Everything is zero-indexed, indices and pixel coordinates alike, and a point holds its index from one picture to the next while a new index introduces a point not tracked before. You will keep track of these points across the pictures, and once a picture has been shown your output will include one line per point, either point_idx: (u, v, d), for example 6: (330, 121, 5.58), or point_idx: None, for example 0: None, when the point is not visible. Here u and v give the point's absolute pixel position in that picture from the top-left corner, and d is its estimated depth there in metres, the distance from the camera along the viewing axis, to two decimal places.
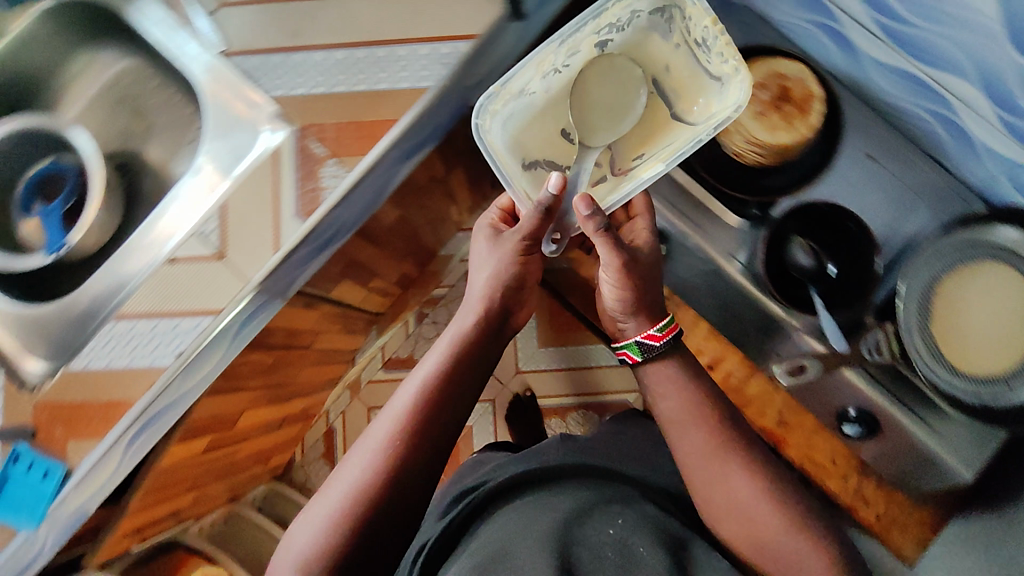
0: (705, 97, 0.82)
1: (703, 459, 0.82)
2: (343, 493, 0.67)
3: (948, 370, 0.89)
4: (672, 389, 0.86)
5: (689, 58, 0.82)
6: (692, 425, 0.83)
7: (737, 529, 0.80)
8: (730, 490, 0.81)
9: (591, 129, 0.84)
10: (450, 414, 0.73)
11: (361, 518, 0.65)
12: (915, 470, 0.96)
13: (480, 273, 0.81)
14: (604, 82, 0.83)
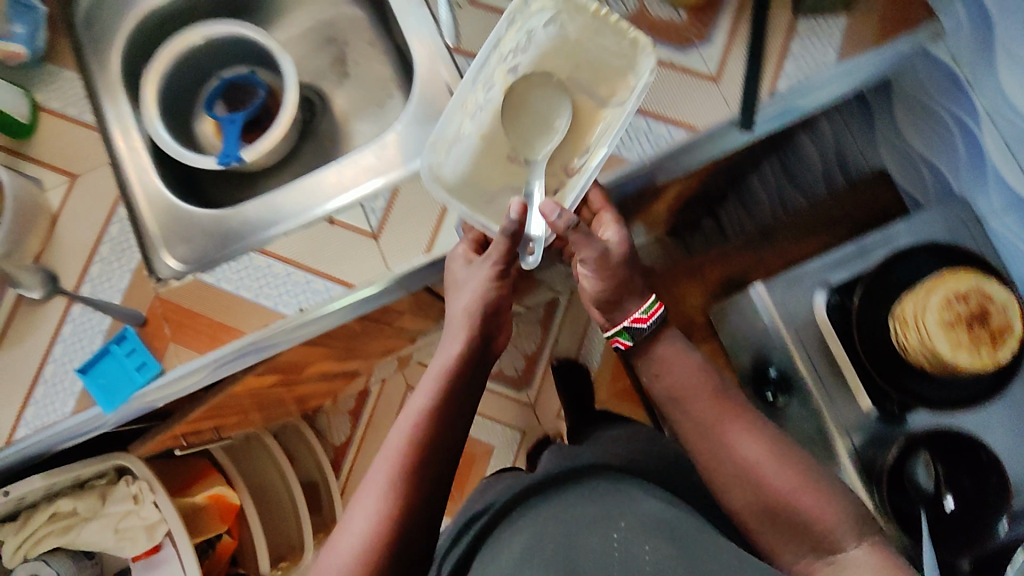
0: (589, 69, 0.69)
1: (694, 393, 0.63)
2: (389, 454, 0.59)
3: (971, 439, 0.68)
4: (671, 367, 0.64)
5: (579, 70, 0.69)
6: (681, 356, 0.65)
7: (737, 461, 0.59)
8: (731, 447, 0.60)
9: (527, 93, 0.70)
10: (463, 396, 0.62)
11: (404, 521, 0.56)
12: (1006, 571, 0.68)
13: (460, 296, 0.63)
14: (537, 91, 0.70)
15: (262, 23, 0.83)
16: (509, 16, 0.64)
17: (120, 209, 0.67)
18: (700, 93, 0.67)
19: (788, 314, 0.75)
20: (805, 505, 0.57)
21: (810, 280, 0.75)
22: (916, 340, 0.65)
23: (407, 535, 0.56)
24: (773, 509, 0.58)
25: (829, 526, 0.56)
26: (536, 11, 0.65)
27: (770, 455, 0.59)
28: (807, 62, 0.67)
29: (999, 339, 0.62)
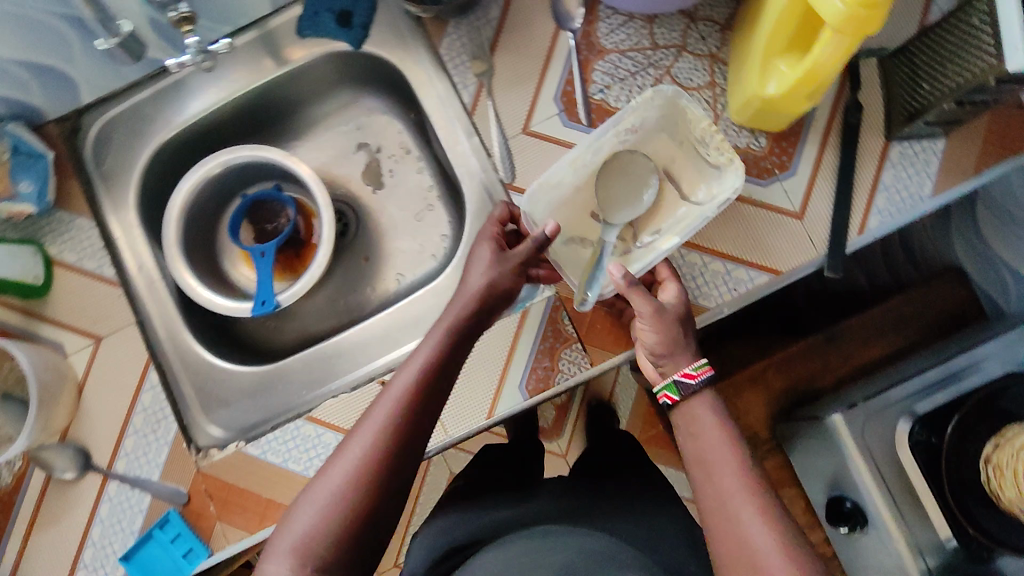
0: (696, 174, 0.63)
1: (724, 464, 0.50)
2: (390, 399, 0.50)
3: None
4: (708, 432, 0.52)
5: (687, 152, 0.63)
6: (717, 424, 0.52)
7: (741, 550, 0.46)
8: (741, 531, 0.47)
9: (620, 178, 0.64)
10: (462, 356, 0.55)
11: (396, 457, 0.48)
12: None
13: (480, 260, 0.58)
14: (627, 171, 0.64)
15: (286, 131, 0.76)
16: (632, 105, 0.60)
17: (152, 375, 0.62)
18: (783, 234, 0.62)
19: (866, 450, 0.70)
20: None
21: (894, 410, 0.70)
22: (1013, 495, 0.62)
23: (389, 486, 0.47)
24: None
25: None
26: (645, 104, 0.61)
27: (782, 552, 0.45)
28: (906, 195, 0.62)
29: None
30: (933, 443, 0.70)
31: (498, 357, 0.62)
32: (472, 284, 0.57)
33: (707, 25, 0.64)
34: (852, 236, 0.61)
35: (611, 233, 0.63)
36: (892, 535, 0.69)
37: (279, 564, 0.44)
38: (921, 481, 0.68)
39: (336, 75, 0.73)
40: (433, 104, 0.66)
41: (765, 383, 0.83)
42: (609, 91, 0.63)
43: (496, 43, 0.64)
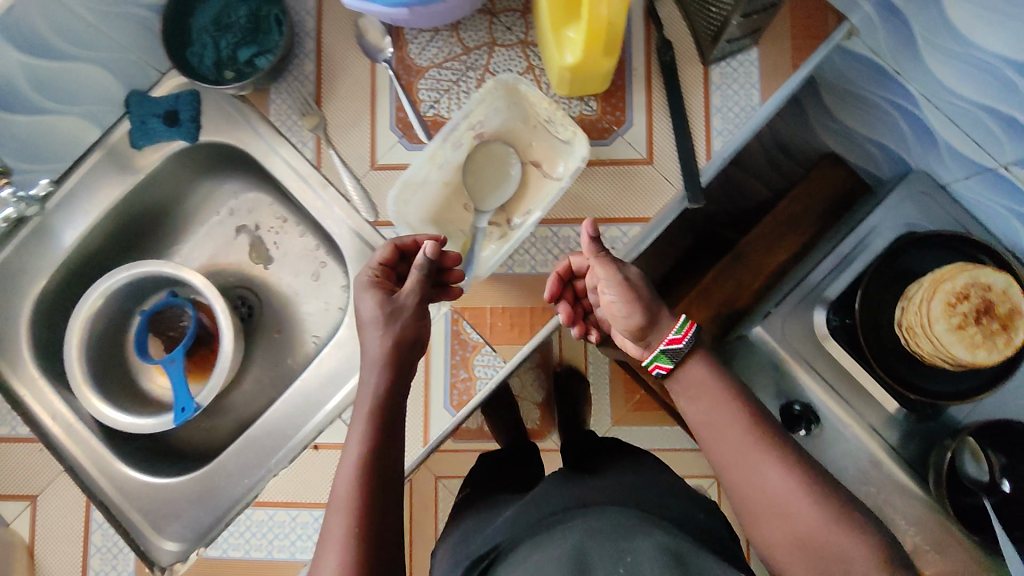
0: (552, 153, 0.64)
1: (730, 418, 0.54)
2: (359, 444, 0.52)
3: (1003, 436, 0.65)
4: (707, 390, 0.55)
5: (540, 133, 0.64)
6: (714, 382, 0.56)
7: (765, 495, 0.50)
8: (761, 480, 0.51)
9: (482, 168, 0.64)
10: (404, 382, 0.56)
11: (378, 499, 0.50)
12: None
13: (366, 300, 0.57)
14: (488, 160, 0.64)
15: (164, 238, 0.77)
16: (477, 98, 0.61)
17: (95, 513, 0.62)
18: (640, 183, 0.64)
19: (797, 353, 0.72)
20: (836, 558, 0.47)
21: (806, 300, 0.72)
22: (929, 347, 0.62)
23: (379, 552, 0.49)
24: (808, 552, 0.48)
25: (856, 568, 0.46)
26: (490, 97, 0.61)
27: (803, 491, 0.49)
28: (738, 108, 0.64)
29: (1010, 325, 0.61)
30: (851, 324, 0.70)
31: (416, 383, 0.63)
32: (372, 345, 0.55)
33: (508, 16, 0.66)
34: (701, 165, 0.64)
35: (484, 222, 0.64)
36: (852, 426, 0.71)
37: None
38: (852, 365, 0.70)
39: (192, 171, 0.74)
40: (285, 170, 0.68)
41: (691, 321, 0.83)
42: (439, 104, 0.66)
43: (318, 95, 0.67)
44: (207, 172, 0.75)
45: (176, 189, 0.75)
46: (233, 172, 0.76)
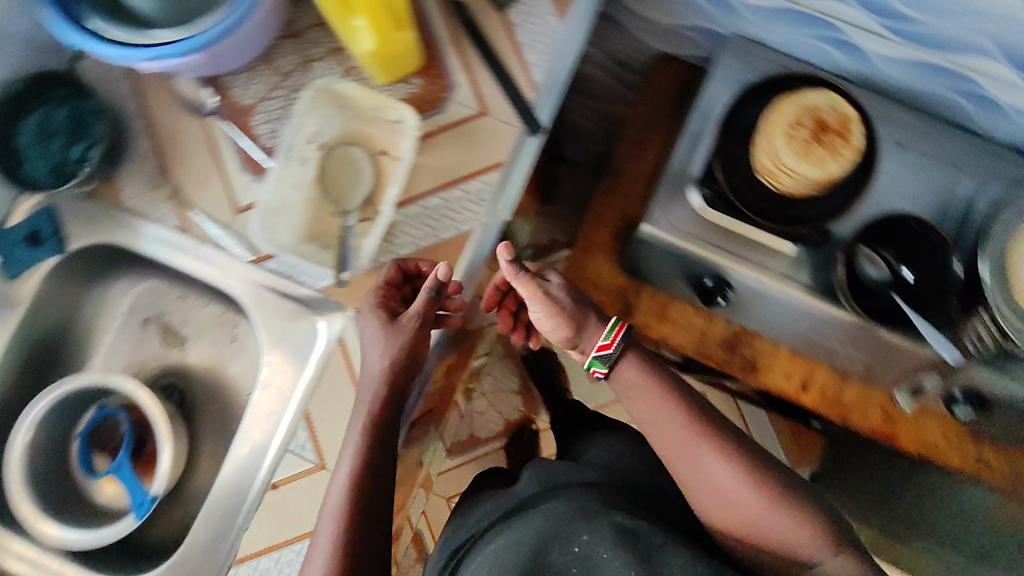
0: (392, 135, 0.66)
1: (667, 414, 0.65)
2: (353, 445, 0.60)
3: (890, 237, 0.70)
4: (644, 389, 0.66)
5: (375, 120, 0.67)
6: (645, 381, 0.66)
7: (711, 487, 0.62)
8: (705, 470, 0.62)
9: (335, 171, 0.67)
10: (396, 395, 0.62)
11: (365, 493, 0.58)
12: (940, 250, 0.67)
13: (369, 326, 0.62)
14: (338, 163, 0.67)
15: (74, 357, 0.78)
16: (303, 108, 0.63)
17: None
18: (483, 132, 0.68)
19: (690, 236, 0.76)
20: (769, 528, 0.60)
21: (679, 183, 0.76)
22: (790, 181, 0.67)
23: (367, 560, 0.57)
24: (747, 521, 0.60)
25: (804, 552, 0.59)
26: (315, 105, 0.64)
27: (744, 480, 0.61)
28: (543, 37, 0.69)
29: (846, 131, 0.65)
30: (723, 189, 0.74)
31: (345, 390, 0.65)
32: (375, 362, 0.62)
33: (312, 30, 0.69)
34: (530, 97, 0.68)
35: (354, 218, 0.66)
36: (762, 280, 0.75)
37: None
38: (739, 225, 0.73)
39: (75, 281, 0.74)
40: (160, 246, 0.70)
41: (597, 249, 0.86)
42: (276, 128, 0.68)
43: (164, 167, 0.69)
44: (92, 278, 0.76)
45: (61, 303, 0.74)
46: (116, 266, 0.76)
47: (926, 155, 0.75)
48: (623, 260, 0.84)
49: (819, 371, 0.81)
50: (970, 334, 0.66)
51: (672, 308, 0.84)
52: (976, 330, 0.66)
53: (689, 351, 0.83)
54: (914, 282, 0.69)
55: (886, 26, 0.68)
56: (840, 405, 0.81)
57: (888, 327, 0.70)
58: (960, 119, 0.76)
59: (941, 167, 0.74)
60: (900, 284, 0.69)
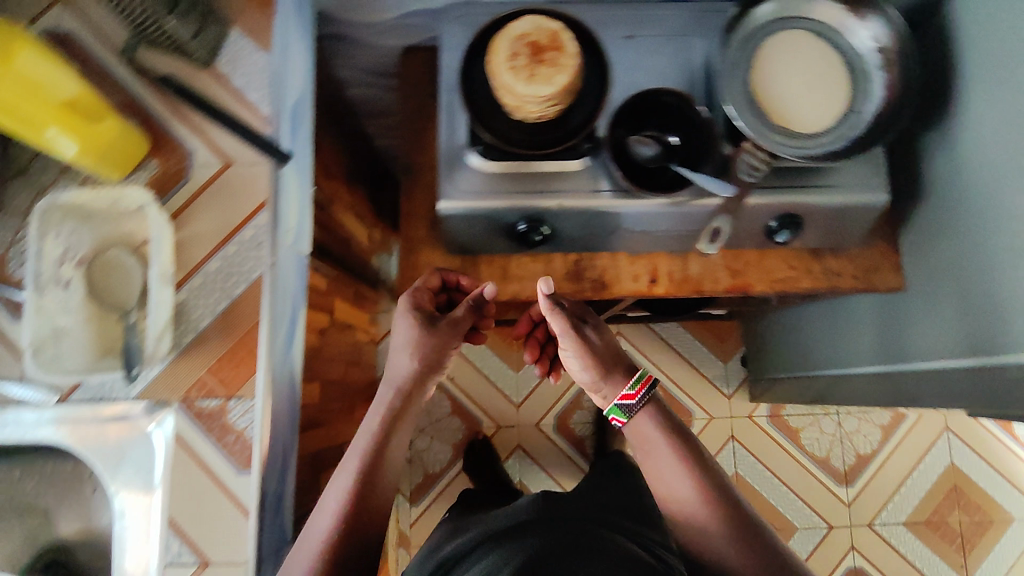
0: (137, 221, 0.76)
1: (674, 475, 0.76)
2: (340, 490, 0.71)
3: (646, 114, 0.75)
4: (653, 439, 0.78)
5: (120, 216, 0.75)
6: (658, 435, 0.78)
7: (670, 490, 0.77)
8: (688, 509, 0.75)
9: (106, 282, 0.76)
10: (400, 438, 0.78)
11: (348, 530, 0.69)
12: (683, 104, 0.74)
13: (402, 358, 0.78)
14: (106, 274, 0.76)
15: None
16: (43, 228, 0.71)
17: None
18: (237, 179, 0.74)
19: (483, 193, 0.77)
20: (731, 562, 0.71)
21: (455, 152, 0.77)
22: (536, 105, 0.70)
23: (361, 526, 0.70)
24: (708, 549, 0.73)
25: None
26: (56, 225, 0.72)
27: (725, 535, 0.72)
28: (257, 77, 0.70)
29: (560, 43, 0.69)
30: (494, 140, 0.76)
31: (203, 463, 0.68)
32: (397, 372, 0.78)
33: None
34: (267, 133, 0.68)
35: (135, 310, 0.75)
36: (561, 201, 0.77)
37: None
38: (522, 165, 0.77)
39: None
40: None
41: (421, 243, 0.86)
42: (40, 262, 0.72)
43: None
44: None
45: None
46: None
47: (656, 39, 0.79)
48: (444, 241, 0.84)
49: (659, 259, 0.86)
50: (743, 159, 0.71)
51: (512, 266, 0.86)
52: (746, 153, 0.71)
53: None
54: (679, 142, 0.74)
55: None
56: (691, 280, 0.86)
57: (679, 186, 0.73)
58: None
59: (668, 42, 0.79)
60: (669, 148, 0.75)
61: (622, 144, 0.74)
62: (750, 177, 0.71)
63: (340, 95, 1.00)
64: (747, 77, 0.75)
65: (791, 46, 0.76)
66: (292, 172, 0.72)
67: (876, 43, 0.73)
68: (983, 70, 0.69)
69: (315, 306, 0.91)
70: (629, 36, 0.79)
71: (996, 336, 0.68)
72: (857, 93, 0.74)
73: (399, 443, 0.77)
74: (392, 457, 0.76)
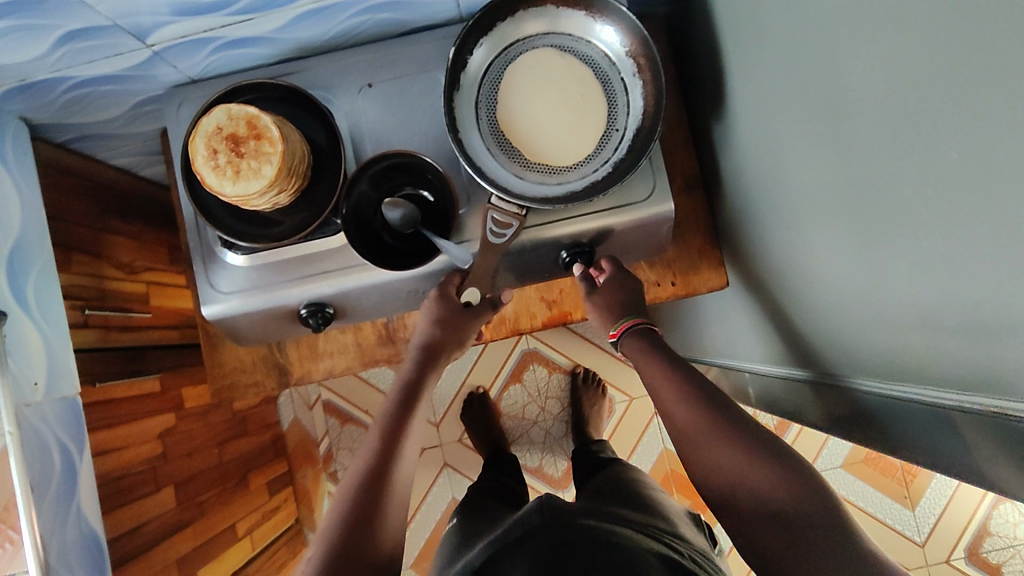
0: None
1: (677, 394, 0.65)
2: (366, 458, 0.68)
3: (378, 188, 0.69)
4: (661, 376, 0.67)
5: None
6: (664, 372, 0.67)
7: (725, 475, 0.59)
8: (692, 439, 0.62)
9: None
10: (415, 433, 0.72)
11: (378, 508, 0.63)
12: (409, 171, 0.69)
13: (420, 323, 0.76)
14: None
15: None
16: None
17: None
18: None
19: (249, 290, 0.71)
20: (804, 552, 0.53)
21: (210, 251, 0.71)
22: (262, 200, 0.64)
23: (373, 534, 0.61)
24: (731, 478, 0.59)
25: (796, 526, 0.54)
26: None
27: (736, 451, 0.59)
28: None
29: (258, 129, 0.61)
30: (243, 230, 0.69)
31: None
32: (420, 333, 0.76)
33: None
34: None
35: None
36: (330, 281, 0.70)
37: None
38: (281, 252, 0.70)
39: None
40: None
41: (220, 338, 0.82)
42: None
43: None
44: None
45: None
46: None
47: (402, 85, 0.71)
48: (230, 340, 0.79)
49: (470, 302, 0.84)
50: (490, 218, 0.66)
51: (319, 342, 0.83)
52: (492, 210, 0.66)
53: (356, 365, 0.84)
54: (434, 199, 0.70)
55: (237, 13, 0.60)
56: (507, 320, 0.85)
57: (435, 251, 0.69)
58: (417, 29, 0.72)
59: (414, 79, 0.71)
60: (423, 205, 0.71)
61: (360, 228, 0.68)
62: (498, 240, 0.67)
63: (128, 183, 0.94)
64: (493, 114, 0.67)
65: (538, 66, 0.67)
66: (25, 325, 0.69)
67: (625, 47, 0.66)
68: (749, 53, 0.62)
69: (146, 414, 0.88)
70: (369, 86, 0.71)
71: (816, 342, 0.65)
72: (616, 107, 0.67)
73: (406, 476, 0.68)
74: (400, 496, 0.67)
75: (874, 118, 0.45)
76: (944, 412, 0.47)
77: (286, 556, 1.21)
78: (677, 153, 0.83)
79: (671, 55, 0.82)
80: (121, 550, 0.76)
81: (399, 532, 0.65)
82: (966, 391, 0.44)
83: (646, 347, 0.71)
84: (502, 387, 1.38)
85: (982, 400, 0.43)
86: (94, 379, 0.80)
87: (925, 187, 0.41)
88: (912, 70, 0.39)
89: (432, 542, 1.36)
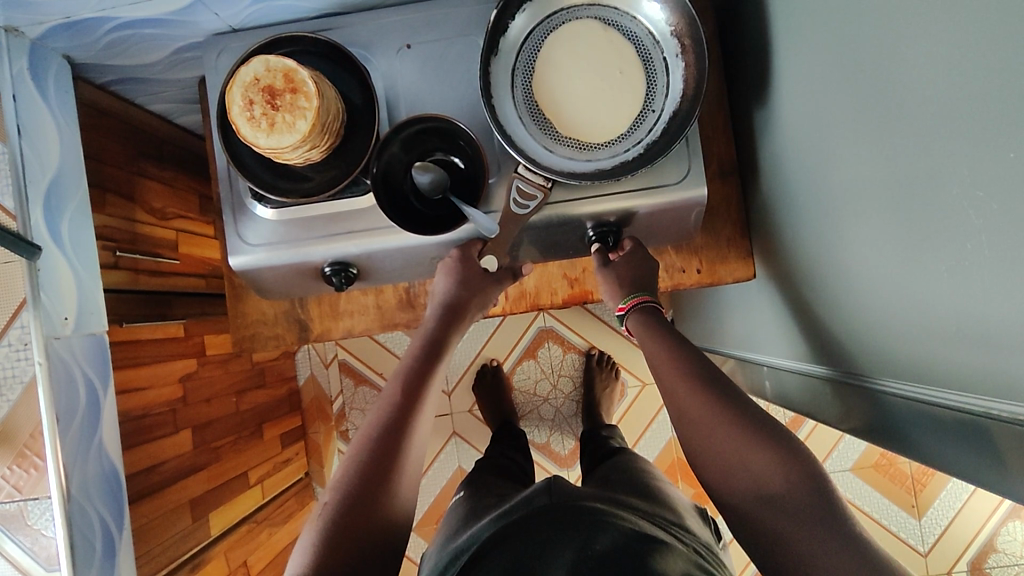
0: None
1: (687, 386, 0.63)
2: (380, 417, 0.68)
3: (407, 150, 0.69)
4: (672, 368, 0.66)
5: None
6: (675, 362, 0.66)
7: (731, 467, 0.58)
8: (700, 432, 0.61)
9: None
10: (431, 397, 0.72)
11: (388, 467, 0.63)
12: (437, 135, 0.70)
13: (439, 286, 0.75)
14: None
15: None
16: None
17: None
18: None
19: (274, 244, 0.71)
20: (808, 549, 0.52)
21: (240, 201, 0.72)
22: (294, 154, 0.64)
23: (382, 492, 0.62)
24: (735, 471, 0.58)
25: (797, 522, 0.53)
26: None
27: (744, 445, 0.58)
28: None
29: (295, 83, 0.61)
30: (272, 182, 0.69)
31: (8, 568, 0.69)
32: (440, 296, 0.75)
33: None
34: (15, 227, 0.68)
35: None
36: (354, 241, 0.71)
37: (308, 534, 0.60)
38: (307, 209, 0.70)
39: None
40: None
41: (244, 288, 0.83)
42: None
43: None
44: None
45: None
46: None
47: (442, 46, 0.71)
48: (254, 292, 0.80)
49: None
50: (514, 187, 0.67)
51: (340, 301, 0.84)
52: (517, 179, 0.67)
53: (374, 328, 0.86)
54: (465, 166, 0.70)
55: None
56: (529, 295, 0.85)
57: (461, 219, 0.69)
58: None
59: (454, 43, 0.70)
60: (454, 171, 0.70)
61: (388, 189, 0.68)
62: (520, 210, 0.67)
63: (164, 129, 0.94)
64: (529, 82, 0.66)
65: (579, 36, 0.65)
66: (59, 261, 0.71)
67: (670, 25, 0.64)
68: (799, 39, 0.60)
69: (169, 357, 0.90)
70: (408, 46, 0.71)
71: (841, 340, 0.64)
72: (655, 88, 0.66)
73: (418, 439, 0.68)
74: (411, 458, 0.67)
75: (925, 113, 0.43)
76: (970, 416, 0.47)
77: (295, 506, 1.25)
78: (714, 139, 0.81)
79: (718, 36, 0.80)
80: (139, 486, 0.79)
81: (412, 486, 0.66)
82: (994, 398, 0.43)
83: (653, 320, 0.70)
84: (516, 362, 1.38)
85: (1010, 409, 0.42)
86: (121, 320, 0.82)
87: (975, 187, 0.40)
88: (969, 63, 0.38)
89: (436, 508, 1.39)
